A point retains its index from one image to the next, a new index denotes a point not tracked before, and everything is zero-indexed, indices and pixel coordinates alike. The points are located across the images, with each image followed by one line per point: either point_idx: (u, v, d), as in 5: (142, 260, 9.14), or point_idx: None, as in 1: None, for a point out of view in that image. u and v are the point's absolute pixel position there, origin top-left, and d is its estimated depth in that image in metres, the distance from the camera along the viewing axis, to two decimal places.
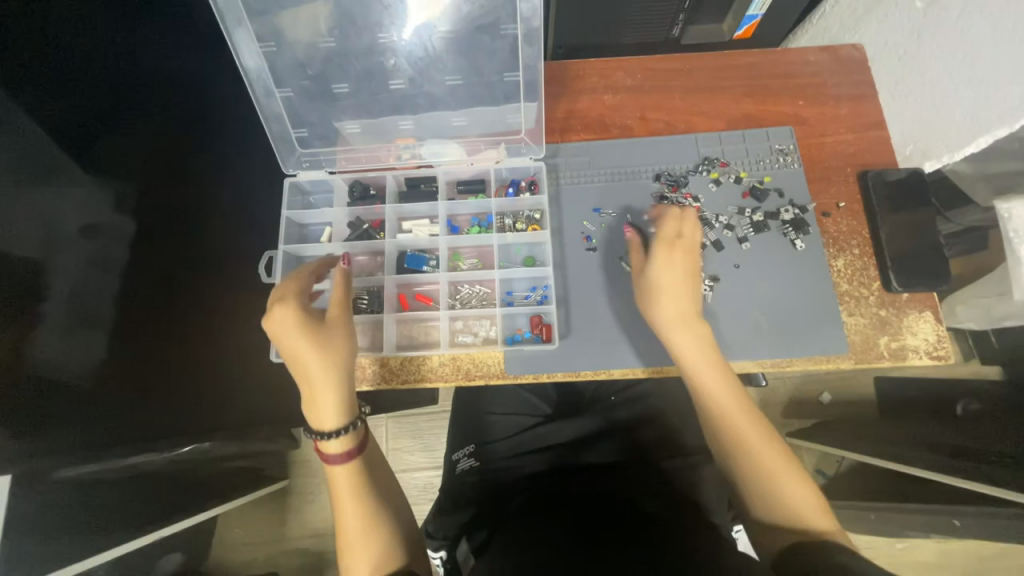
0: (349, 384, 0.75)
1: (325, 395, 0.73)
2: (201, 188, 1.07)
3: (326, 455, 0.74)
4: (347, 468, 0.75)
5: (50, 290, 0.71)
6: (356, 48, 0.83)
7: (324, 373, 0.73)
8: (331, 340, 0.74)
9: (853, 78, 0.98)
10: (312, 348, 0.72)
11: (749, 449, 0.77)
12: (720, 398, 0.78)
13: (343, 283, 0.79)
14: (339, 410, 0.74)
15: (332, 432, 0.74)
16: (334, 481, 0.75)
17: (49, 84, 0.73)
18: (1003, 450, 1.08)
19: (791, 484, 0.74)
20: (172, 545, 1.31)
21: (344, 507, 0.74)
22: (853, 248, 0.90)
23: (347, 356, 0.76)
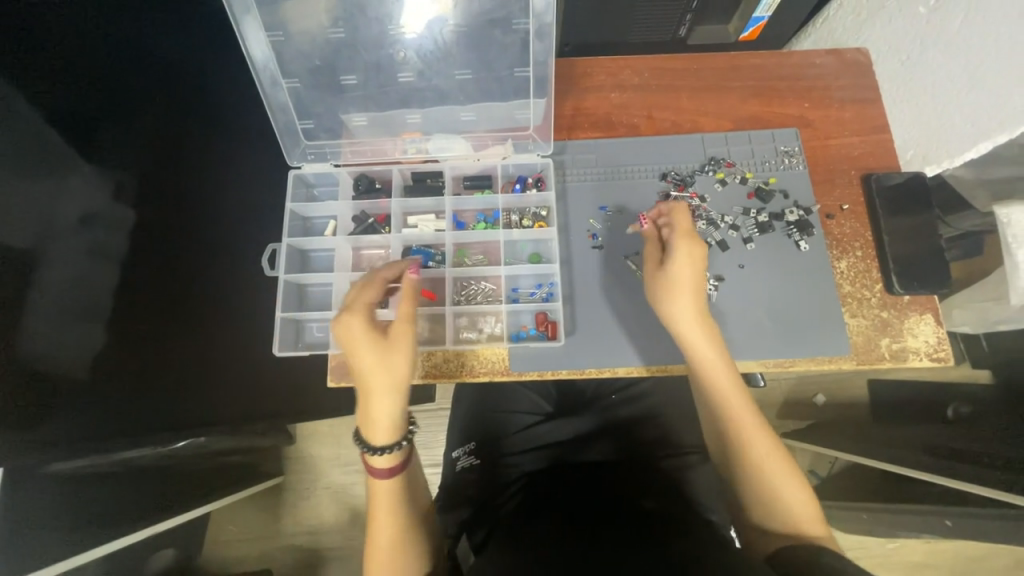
0: (403, 405, 0.72)
1: (378, 413, 0.70)
2: (202, 178, 1.05)
3: (372, 467, 0.73)
4: (392, 483, 0.74)
5: (44, 281, 0.69)
6: (366, 40, 0.83)
7: (379, 391, 0.70)
8: (390, 360, 0.70)
9: (858, 82, 0.99)
10: (373, 364, 0.69)
11: (750, 448, 0.76)
12: (723, 394, 0.78)
13: (412, 300, 0.73)
14: (389, 430, 0.72)
15: (381, 449, 0.72)
16: (375, 493, 0.75)
17: (50, 69, 0.72)
18: (995, 451, 1.10)
19: (790, 486, 0.75)
20: (166, 540, 1.29)
21: (378, 520, 0.74)
22: (856, 251, 0.91)
23: (405, 378, 0.71)
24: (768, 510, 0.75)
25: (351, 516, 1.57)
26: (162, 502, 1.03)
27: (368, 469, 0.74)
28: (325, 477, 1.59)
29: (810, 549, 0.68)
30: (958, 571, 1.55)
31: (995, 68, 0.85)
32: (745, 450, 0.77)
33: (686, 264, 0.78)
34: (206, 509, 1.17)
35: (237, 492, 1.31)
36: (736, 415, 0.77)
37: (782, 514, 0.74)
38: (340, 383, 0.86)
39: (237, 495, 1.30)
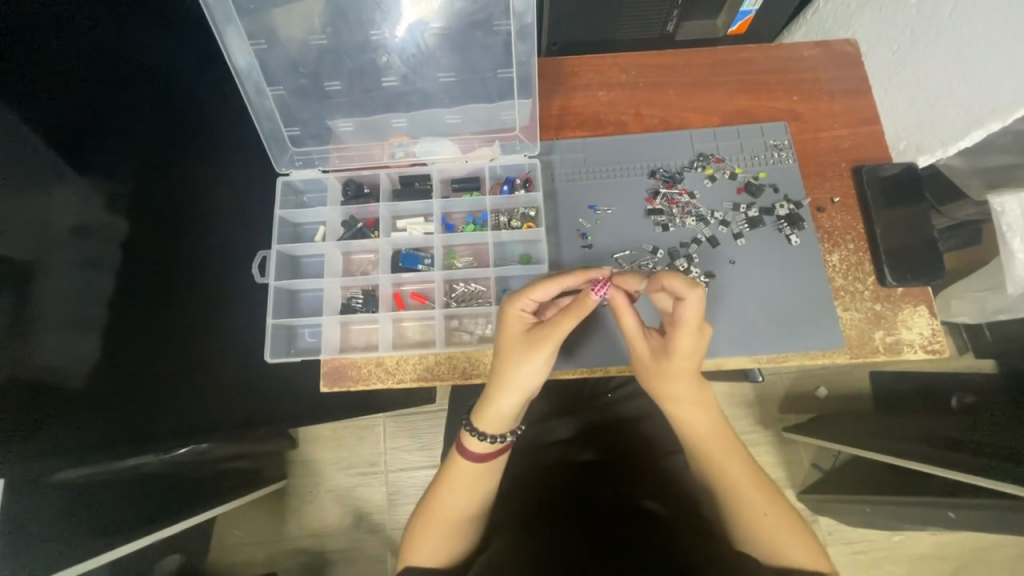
0: (519, 404, 0.76)
1: (497, 400, 0.75)
2: (195, 187, 1.06)
3: (464, 445, 0.77)
4: (475, 465, 0.78)
5: (41, 293, 0.70)
6: (349, 45, 0.83)
7: (510, 383, 0.75)
8: (535, 361, 0.74)
9: (847, 73, 0.98)
10: (519, 357, 0.74)
11: (734, 487, 0.76)
12: (694, 419, 0.78)
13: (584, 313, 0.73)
14: (501, 423, 0.76)
15: (486, 436, 0.76)
16: (458, 468, 0.78)
17: (38, 82, 0.72)
18: (997, 441, 1.09)
19: (762, 508, 0.74)
20: (171, 547, 1.31)
21: (444, 490, 0.78)
22: (848, 244, 0.90)
23: (530, 381, 0.75)
24: (753, 543, 0.74)
25: (355, 519, 1.58)
26: (165, 509, 1.03)
27: (459, 444, 0.78)
28: (328, 481, 1.60)
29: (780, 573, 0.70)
30: (966, 563, 1.53)
31: (992, 55, 0.83)
32: (727, 487, 0.76)
33: (682, 355, 0.74)
34: (217, 511, 1.20)
35: (244, 496, 1.32)
36: (716, 459, 0.77)
37: (768, 551, 0.73)
38: (334, 389, 0.86)
39: (241, 500, 1.31)
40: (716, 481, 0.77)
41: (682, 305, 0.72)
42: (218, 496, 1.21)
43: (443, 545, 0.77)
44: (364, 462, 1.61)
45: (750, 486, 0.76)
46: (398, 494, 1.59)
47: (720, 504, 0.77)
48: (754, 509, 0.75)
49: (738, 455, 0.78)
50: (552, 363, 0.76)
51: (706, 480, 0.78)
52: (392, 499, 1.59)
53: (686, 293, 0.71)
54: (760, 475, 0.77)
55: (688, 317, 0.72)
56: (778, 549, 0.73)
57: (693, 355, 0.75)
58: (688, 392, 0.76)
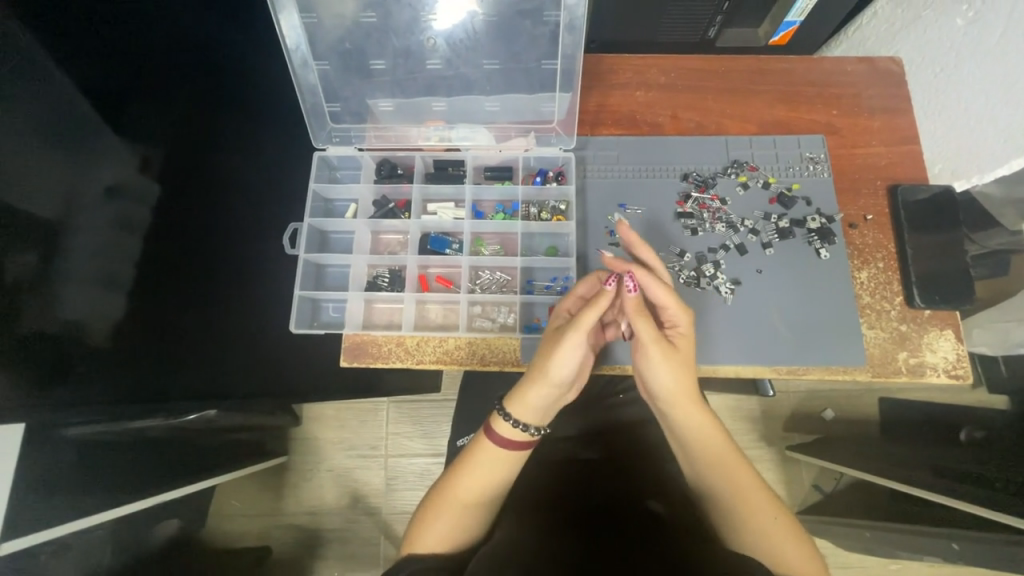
0: (544, 392, 0.75)
1: (528, 388, 0.75)
2: (229, 156, 1.07)
3: (495, 429, 0.77)
4: (498, 451, 0.77)
5: (69, 248, 0.71)
6: (396, 25, 0.84)
7: (539, 372, 0.75)
8: (570, 354, 0.74)
9: (889, 92, 0.97)
10: (548, 351, 0.76)
11: (735, 486, 0.74)
12: (694, 422, 0.77)
13: (603, 305, 0.73)
14: (532, 412, 0.76)
15: (510, 418, 0.75)
16: (482, 453, 0.77)
17: (88, 37, 0.73)
18: (1008, 474, 1.07)
19: (764, 514, 0.73)
20: (172, 511, 1.33)
21: (460, 474, 0.77)
22: (878, 262, 0.89)
23: (562, 375, 0.75)
24: (754, 548, 0.72)
25: (352, 499, 1.59)
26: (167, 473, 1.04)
27: (490, 429, 0.77)
28: (327, 460, 1.61)
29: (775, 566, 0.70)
30: None
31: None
32: (727, 490, 0.75)
33: (681, 336, 0.78)
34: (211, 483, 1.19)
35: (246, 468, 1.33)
36: (724, 457, 0.76)
37: (769, 552, 0.71)
38: (353, 364, 0.87)
39: (241, 472, 1.32)
40: (721, 484, 0.75)
41: (648, 284, 0.77)
42: (216, 467, 1.22)
43: (454, 530, 0.76)
44: (366, 444, 1.62)
45: (749, 485, 0.75)
46: (397, 478, 1.60)
47: (717, 504, 0.75)
48: (756, 509, 0.73)
49: (733, 450, 0.77)
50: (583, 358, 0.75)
51: (704, 483, 0.77)
52: (390, 483, 1.59)
53: (649, 276, 0.78)
54: (756, 472, 0.76)
55: (666, 300, 0.77)
56: (779, 554, 0.71)
57: (687, 341, 0.79)
58: (678, 378, 0.76)
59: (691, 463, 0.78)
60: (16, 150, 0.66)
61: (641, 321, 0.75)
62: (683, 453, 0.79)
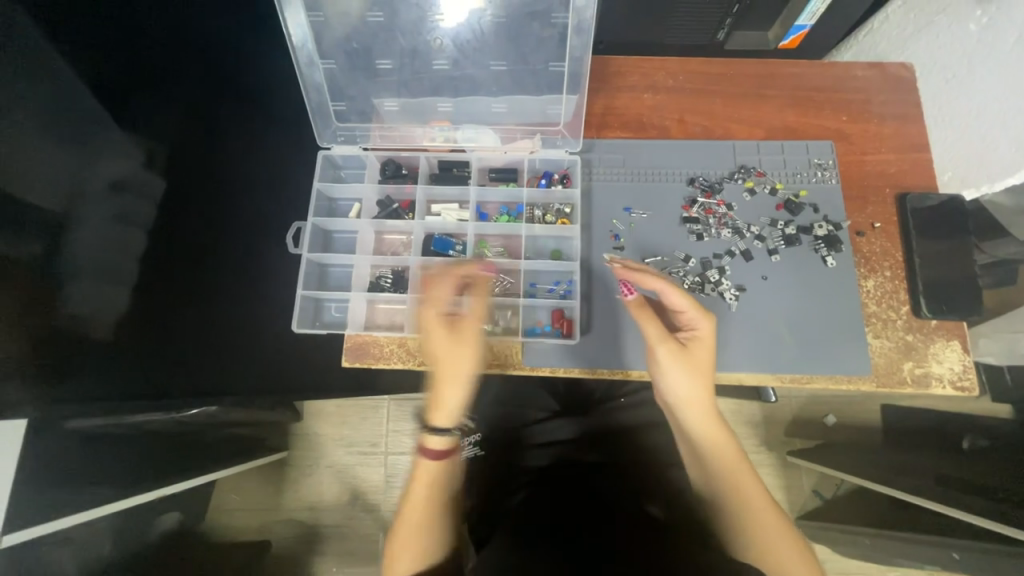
0: (468, 389, 0.76)
1: (440, 394, 0.75)
2: (233, 152, 1.07)
3: (425, 445, 0.76)
4: (439, 463, 0.76)
5: (73, 242, 0.71)
6: (404, 25, 0.84)
7: (448, 377, 0.75)
8: (469, 347, 0.76)
9: (899, 98, 0.96)
10: (449, 355, 0.75)
11: (740, 495, 0.75)
12: (708, 428, 0.78)
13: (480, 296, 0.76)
14: (450, 413, 0.75)
15: (438, 431, 0.75)
16: (421, 471, 0.77)
17: (95, 32, 0.73)
18: (1012, 485, 1.06)
19: (768, 524, 0.73)
20: (172, 504, 1.34)
21: (415, 494, 0.77)
22: (885, 271, 0.89)
23: (469, 369, 0.76)
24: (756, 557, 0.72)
25: (351, 496, 1.59)
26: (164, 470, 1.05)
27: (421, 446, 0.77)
28: (328, 456, 1.62)
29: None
30: None
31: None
32: (734, 498, 0.75)
33: (699, 342, 0.78)
34: (209, 478, 1.19)
35: (240, 465, 1.32)
36: (732, 461, 0.77)
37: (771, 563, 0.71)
38: (354, 365, 0.87)
39: (239, 467, 1.32)
40: (727, 491, 0.76)
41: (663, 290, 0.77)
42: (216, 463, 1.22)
43: (423, 547, 0.76)
44: (366, 441, 1.62)
45: (754, 494, 0.75)
46: (396, 476, 1.60)
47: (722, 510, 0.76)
48: (760, 518, 0.74)
49: (743, 458, 0.77)
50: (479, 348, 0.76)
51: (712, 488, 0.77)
52: (390, 481, 1.60)
53: (662, 283, 0.77)
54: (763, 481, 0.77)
55: (684, 304, 0.77)
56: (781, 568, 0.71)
57: (706, 349, 0.78)
58: (691, 386, 0.77)
59: (700, 467, 0.79)
60: (23, 144, 0.66)
61: (650, 325, 0.77)
62: (695, 456, 0.80)
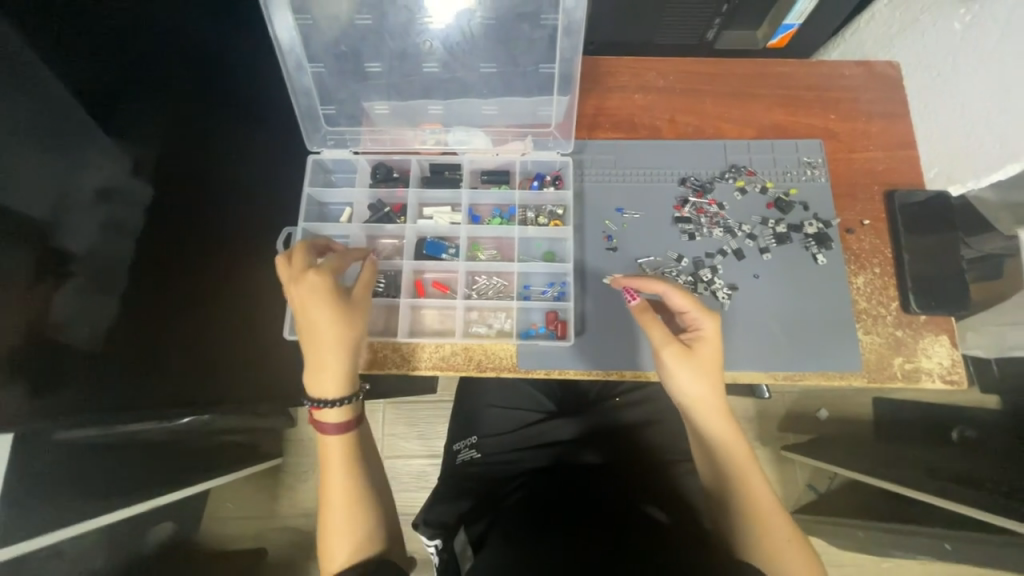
0: (356, 358, 0.77)
1: (332, 361, 0.74)
2: (221, 157, 1.05)
3: (324, 421, 0.76)
4: (343, 438, 0.77)
5: (60, 250, 0.70)
6: (392, 27, 0.83)
7: (340, 344, 0.74)
8: (340, 315, 0.74)
9: (886, 96, 0.97)
10: (343, 322, 0.74)
11: (747, 489, 0.78)
12: (716, 427, 0.79)
13: (372, 274, 0.79)
14: (342, 381, 0.75)
15: (335, 401, 0.75)
16: (327, 451, 0.77)
17: (80, 37, 0.71)
18: (1002, 475, 1.08)
19: (772, 518, 0.76)
20: (166, 514, 1.32)
21: (331, 478, 0.77)
22: (874, 268, 0.90)
23: (356, 338, 0.76)
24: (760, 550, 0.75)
25: None
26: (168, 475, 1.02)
27: (319, 423, 0.76)
28: None
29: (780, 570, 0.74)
30: None
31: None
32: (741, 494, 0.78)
33: (706, 342, 0.78)
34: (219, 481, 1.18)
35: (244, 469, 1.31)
36: (737, 458, 0.79)
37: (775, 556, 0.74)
38: None
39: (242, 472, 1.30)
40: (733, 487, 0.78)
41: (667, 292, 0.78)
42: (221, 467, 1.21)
43: (357, 534, 0.76)
44: None
45: (762, 492, 0.77)
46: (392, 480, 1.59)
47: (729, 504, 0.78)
48: (766, 511, 0.77)
49: (750, 454, 0.79)
50: (361, 319, 0.77)
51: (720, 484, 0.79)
52: None
53: (666, 286, 0.79)
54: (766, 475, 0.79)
55: (688, 305, 0.78)
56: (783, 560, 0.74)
57: (713, 347, 0.78)
58: (700, 387, 0.77)
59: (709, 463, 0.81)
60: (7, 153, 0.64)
61: (655, 328, 0.78)
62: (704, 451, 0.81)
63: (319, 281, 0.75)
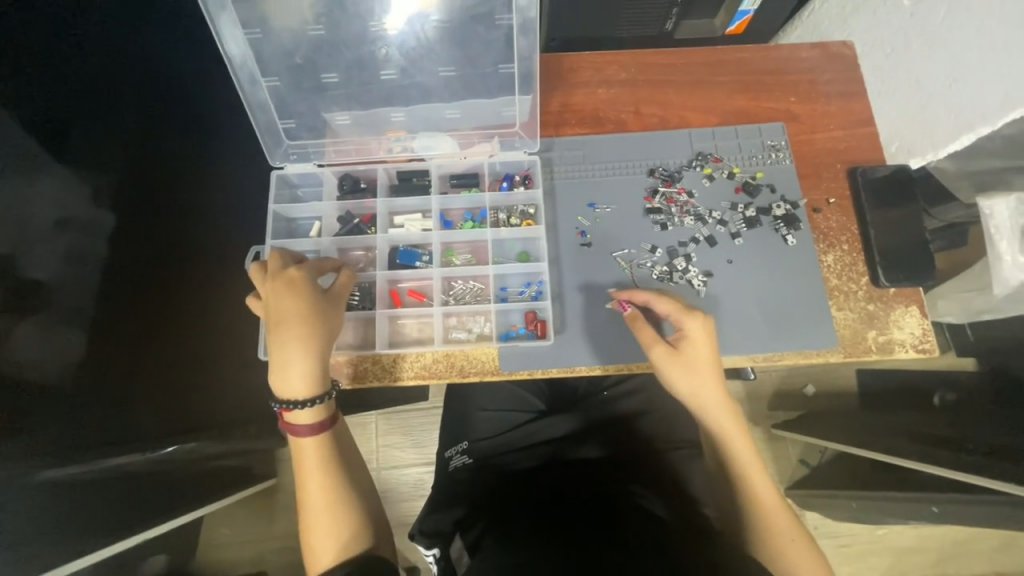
0: (326, 356, 0.76)
1: (301, 358, 0.73)
2: (182, 178, 1.02)
3: (296, 422, 0.75)
4: (317, 438, 0.75)
5: (19, 287, 0.67)
6: (347, 36, 0.82)
7: (307, 340, 0.73)
8: (309, 310, 0.74)
9: (843, 76, 0.99)
10: (312, 318, 0.74)
11: (745, 479, 0.80)
12: (722, 424, 0.80)
13: (346, 272, 0.81)
14: (311, 378, 0.74)
15: (305, 401, 0.73)
16: (302, 454, 0.76)
17: (25, 66, 0.69)
18: (982, 437, 1.11)
19: (771, 503, 0.80)
20: (156, 547, 1.28)
21: (311, 482, 0.75)
22: (843, 245, 0.91)
23: (327, 334, 0.76)
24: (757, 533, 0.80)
25: None
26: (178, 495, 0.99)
27: (291, 425, 0.75)
28: None
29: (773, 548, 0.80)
30: (945, 558, 1.56)
31: (997, 57, 0.82)
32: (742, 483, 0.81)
33: (695, 344, 0.78)
34: (222, 503, 1.16)
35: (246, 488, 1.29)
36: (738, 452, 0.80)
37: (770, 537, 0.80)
38: None
39: (244, 492, 1.27)
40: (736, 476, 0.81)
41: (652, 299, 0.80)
42: (224, 487, 1.18)
43: (342, 534, 0.74)
44: None
45: (756, 476, 0.80)
46: (390, 491, 1.58)
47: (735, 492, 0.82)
48: (761, 493, 0.80)
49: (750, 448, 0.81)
50: (331, 315, 0.77)
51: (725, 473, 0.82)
52: (384, 497, 1.57)
53: (650, 293, 0.81)
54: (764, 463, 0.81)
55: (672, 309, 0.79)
56: (778, 539, 0.80)
57: (702, 347, 0.78)
58: (696, 388, 0.78)
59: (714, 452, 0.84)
60: None
61: (646, 332, 0.79)
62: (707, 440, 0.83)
63: (288, 280, 0.76)
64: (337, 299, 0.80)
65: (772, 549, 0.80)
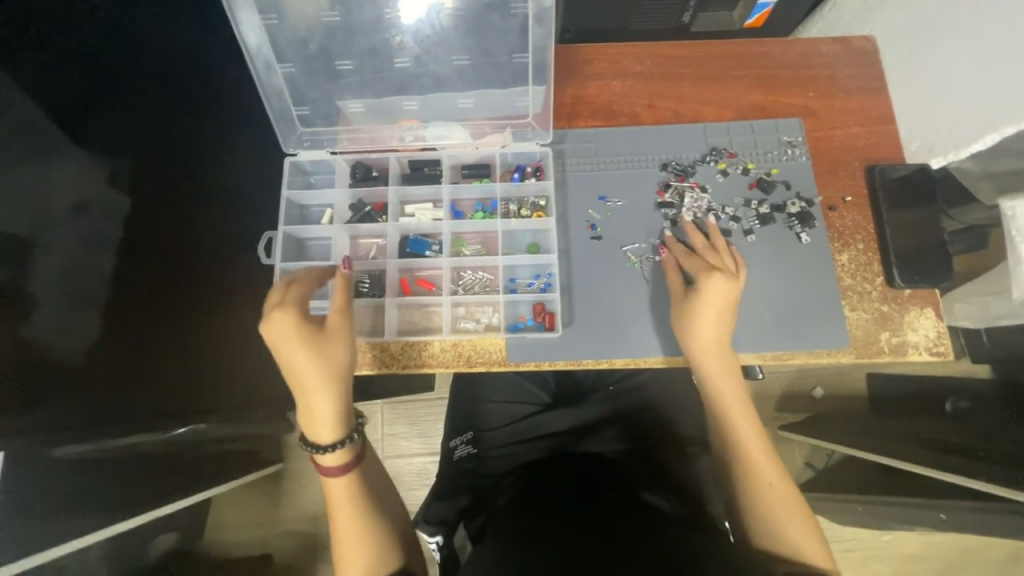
0: (344, 395, 0.75)
1: (321, 407, 0.73)
2: (197, 164, 1.04)
3: (322, 465, 0.75)
4: (345, 478, 0.76)
5: (38, 267, 0.68)
6: (361, 23, 0.82)
7: (323, 386, 0.73)
8: (319, 352, 0.73)
9: (863, 71, 0.97)
10: (321, 360, 0.73)
11: (750, 462, 0.79)
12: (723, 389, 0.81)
13: (346, 290, 0.77)
14: (336, 422, 0.74)
15: (328, 446, 0.74)
16: (331, 491, 0.77)
17: (44, 49, 0.70)
18: (993, 444, 1.09)
19: (777, 487, 0.77)
20: (168, 526, 1.31)
21: (341, 514, 0.76)
22: (858, 244, 0.90)
23: (343, 371, 0.75)
24: (760, 521, 0.77)
25: None
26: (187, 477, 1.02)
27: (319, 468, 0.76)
28: None
29: (774, 538, 0.75)
30: (952, 565, 1.54)
31: None
32: (743, 465, 0.79)
33: (711, 292, 0.80)
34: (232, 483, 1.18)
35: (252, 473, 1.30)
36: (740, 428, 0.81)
37: (774, 529, 0.76)
38: None
39: (252, 475, 1.30)
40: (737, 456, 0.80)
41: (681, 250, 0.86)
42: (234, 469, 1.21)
43: (373, 560, 0.75)
44: None
45: (763, 463, 0.79)
46: (395, 479, 1.59)
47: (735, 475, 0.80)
48: (763, 472, 0.78)
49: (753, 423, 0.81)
50: (342, 349, 0.75)
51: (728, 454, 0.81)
52: None
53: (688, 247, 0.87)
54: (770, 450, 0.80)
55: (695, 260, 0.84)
56: (782, 530, 0.75)
57: (718, 299, 0.79)
58: (709, 335, 0.80)
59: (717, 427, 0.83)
60: None
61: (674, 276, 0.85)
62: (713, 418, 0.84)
63: (284, 324, 0.71)
64: (344, 330, 0.76)
65: (773, 543, 0.75)
